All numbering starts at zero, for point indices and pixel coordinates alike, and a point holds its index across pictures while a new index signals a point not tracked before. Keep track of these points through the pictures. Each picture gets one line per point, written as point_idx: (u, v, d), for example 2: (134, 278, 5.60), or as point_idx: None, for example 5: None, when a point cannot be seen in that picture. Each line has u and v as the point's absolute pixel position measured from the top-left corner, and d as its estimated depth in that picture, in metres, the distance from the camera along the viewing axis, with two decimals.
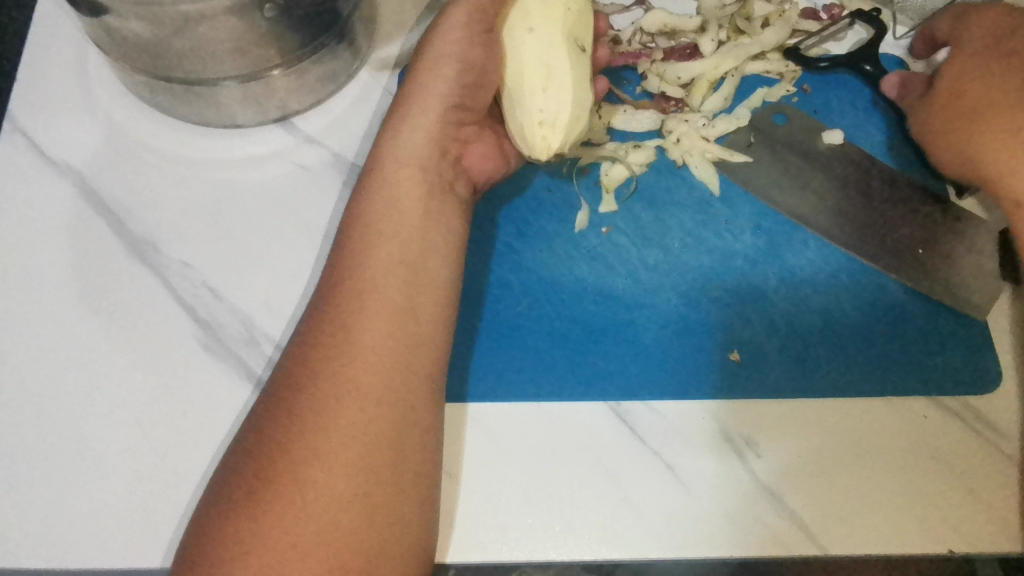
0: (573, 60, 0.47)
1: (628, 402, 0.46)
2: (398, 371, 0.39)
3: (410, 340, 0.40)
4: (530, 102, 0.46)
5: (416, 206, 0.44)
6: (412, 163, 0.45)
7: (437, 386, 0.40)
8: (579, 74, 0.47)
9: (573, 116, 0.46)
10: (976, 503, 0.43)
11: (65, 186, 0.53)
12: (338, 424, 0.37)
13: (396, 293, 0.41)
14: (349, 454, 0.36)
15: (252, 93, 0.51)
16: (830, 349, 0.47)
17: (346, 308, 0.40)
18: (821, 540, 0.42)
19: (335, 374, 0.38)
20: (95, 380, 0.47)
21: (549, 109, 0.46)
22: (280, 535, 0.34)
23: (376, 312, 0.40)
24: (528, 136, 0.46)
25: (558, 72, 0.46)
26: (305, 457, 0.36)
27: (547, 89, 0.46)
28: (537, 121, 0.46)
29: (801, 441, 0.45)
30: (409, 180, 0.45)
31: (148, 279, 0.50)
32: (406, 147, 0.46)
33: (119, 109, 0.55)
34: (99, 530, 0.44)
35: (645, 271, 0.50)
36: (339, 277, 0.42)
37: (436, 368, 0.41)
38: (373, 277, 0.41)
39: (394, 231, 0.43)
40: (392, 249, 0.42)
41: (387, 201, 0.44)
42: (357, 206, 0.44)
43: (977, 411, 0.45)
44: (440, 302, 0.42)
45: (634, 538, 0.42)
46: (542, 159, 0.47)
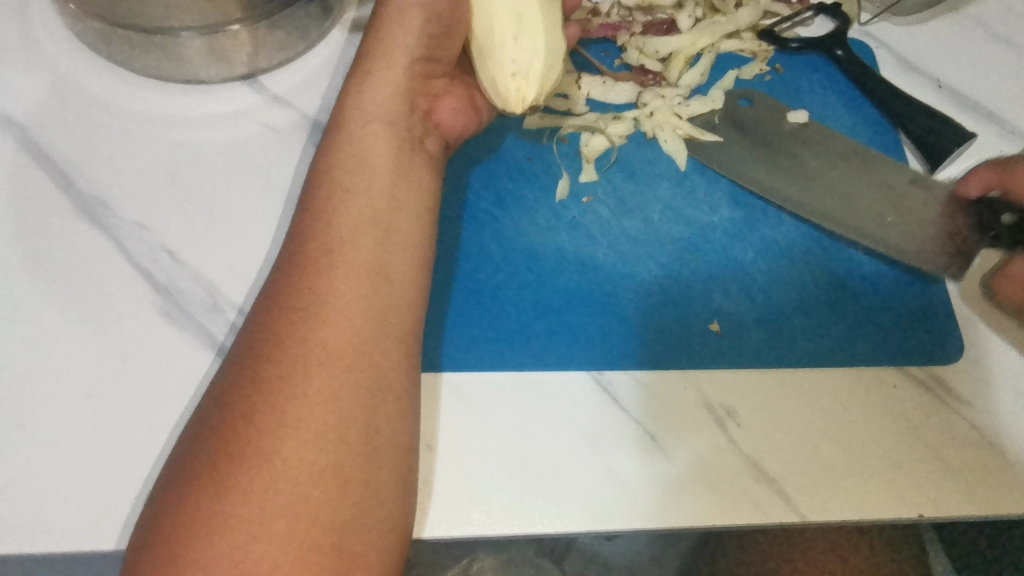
0: (544, 6, 0.44)
1: (610, 372, 0.45)
2: (370, 333, 0.36)
3: (382, 301, 0.37)
4: (502, 51, 0.44)
5: (387, 163, 0.42)
6: (382, 119, 0.43)
7: (410, 348, 0.38)
8: (551, 21, 0.45)
9: (547, 66, 0.44)
10: (945, 471, 0.42)
11: (6, 140, 0.49)
12: (308, 387, 0.34)
13: (366, 253, 0.38)
14: (318, 421, 0.33)
15: (217, 47, 0.48)
16: (808, 320, 0.47)
17: (313, 266, 0.37)
18: (799, 508, 0.41)
19: (304, 336, 0.35)
20: (38, 348, 0.44)
21: (522, 60, 0.44)
22: (247, 502, 0.31)
23: (346, 269, 0.37)
24: (501, 88, 0.44)
25: (529, 20, 0.44)
26: (274, 422, 0.33)
27: (519, 38, 0.44)
28: (510, 73, 0.44)
29: (777, 410, 0.44)
30: (378, 136, 0.43)
31: (101, 242, 0.47)
32: (376, 102, 0.44)
33: (68, 61, 0.52)
34: (39, 509, 0.40)
35: (626, 241, 0.48)
36: (306, 234, 0.39)
37: (409, 329, 0.38)
38: (343, 233, 0.39)
39: (364, 186, 0.41)
40: (360, 207, 0.40)
41: (355, 158, 0.42)
42: (324, 162, 0.42)
43: (943, 380, 0.45)
44: (413, 261, 0.40)
45: (613, 509, 0.40)
46: (517, 111, 0.45)
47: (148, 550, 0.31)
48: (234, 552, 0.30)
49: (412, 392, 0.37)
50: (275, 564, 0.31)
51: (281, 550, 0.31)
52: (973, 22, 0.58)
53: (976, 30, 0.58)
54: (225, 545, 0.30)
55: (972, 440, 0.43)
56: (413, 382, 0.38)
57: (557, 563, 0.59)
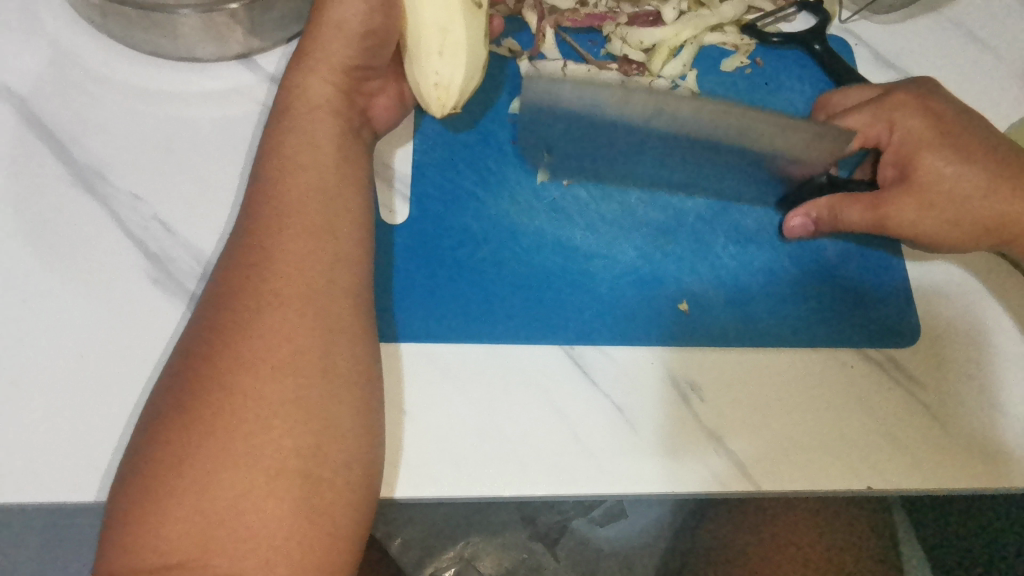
0: (472, 20, 0.43)
1: (582, 347, 0.47)
2: (324, 295, 0.39)
3: (336, 273, 0.40)
4: (425, 60, 0.42)
5: (335, 147, 0.44)
6: (326, 106, 0.45)
7: (363, 316, 0.40)
8: (477, 33, 0.43)
9: (468, 78, 0.43)
10: (893, 446, 0.45)
11: (4, 109, 0.50)
12: (272, 340, 0.36)
13: (318, 224, 0.40)
14: (282, 373, 0.36)
15: (212, 24, 0.49)
16: (773, 303, 0.49)
17: (268, 237, 0.39)
18: (754, 477, 0.44)
19: (260, 299, 0.37)
20: (32, 308, 0.45)
21: (445, 74, 0.42)
22: (225, 451, 0.33)
23: (301, 238, 0.40)
24: (421, 93, 0.43)
25: (454, 36, 0.42)
26: (237, 374, 0.35)
27: (444, 52, 0.42)
28: (433, 82, 0.43)
29: (740, 386, 0.46)
30: (322, 122, 0.44)
31: (95, 209, 0.48)
32: (319, 88, 0.45)
33: (67, 34, 0.53)
34: (30, 461, 0.42)
35: (602, 223, 0.50)
36: (275, 205, 0.41)
37: (362, 300, 0.41)
38: (294, 205, 0.41)
39: (311, 161, 0.43)
40: (310, 187, 0.42)
41: (303, 139, 0.43)
42: (275, 142, 0.43)
43: (898, 362, 0.48)
44: (357, 230, 0.42)
45: (579, 474, 0.43)
46: (436, 116, 0.44)
47: (127, 496, 0.33)
48: (205, 494, 0.33)
49: (369, 353, 0.40)
50: (246, 504, 0.33)
51: (249, 491, 0.33)
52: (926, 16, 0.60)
53: (952, 32, 0.60)
54: (199, 488, 0.33)
55: (920, 419, 0.46)
56: (371, 346, 0.40)
57: (550, 547, 0.66)
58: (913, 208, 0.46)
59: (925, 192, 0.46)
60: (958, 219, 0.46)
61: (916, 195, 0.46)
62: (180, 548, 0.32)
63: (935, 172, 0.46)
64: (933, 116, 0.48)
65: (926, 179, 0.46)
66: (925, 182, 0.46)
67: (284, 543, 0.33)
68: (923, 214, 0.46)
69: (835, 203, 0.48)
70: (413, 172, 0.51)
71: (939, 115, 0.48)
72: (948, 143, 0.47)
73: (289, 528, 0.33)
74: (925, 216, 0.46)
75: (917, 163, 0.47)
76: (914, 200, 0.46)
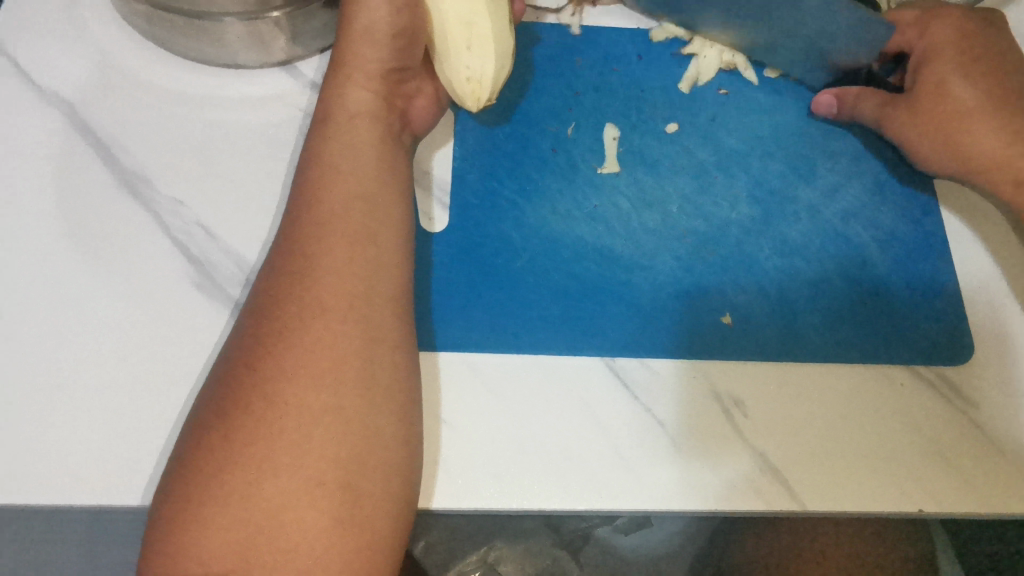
0: (494, 7, 0.42)
1: (622, 359, 0.46)
2: (361, 300, 0.38)
3: (377, 279, 0.40)
4: (454, 57, 0.43)
5: (373, 153, 0.44)
6: (365, 113, 0.45)
7: (403, 323, 0.40)
8: (503, 22, 0.43)
9: (500, 68, 0.43)
10: (945, 467, 0.44)
11: (54, 116, 0.52)
12: (309, 345, 0.36)
13: (356, 229, 0.40)
14: (320, 380, 0.36)
15: (256, 32, 0.49)
16: (818, 316, 0.48)
17: (305, 242, 0.40)
18: (799, 496, 0.43)
19: (298, 305, 0.38)
20: (78, 311, 0.46)
21: (475, 67, 0.43)
22: (269, 460, 0.34)
23: (343, 245, 0.40)
24: (457, 90, 0.44)
25: (479, 26, 0.42)
26: (276, 381, 0.35)
27: (471, 46, 0.42)
28: (465, 78, 0.43)
29: (784, 402, 0.45)
30: (364, 130, 0.44)
31: (139, 214, 0.49)
32: (358, 96, 0.45)
33: (113, 42, 0.54)
34: (76, 463, 0.42)
35: (643, 232, 0.49)
36: (317, 211, 0.41)
37: (401, 306, 0.40)
38: (335, 212, 0.41)
39: (352, 168, 0.43)
40: (352, 194, 0.42)
41: (341, 145, 0.43)
42: (313, 150, 0.44)
43: (950, 381, 0.46)
44: (398, 237, 0.42)
45: (619, 489, 0.42)
46: (475, 110, 0.45)
47: (171, 502, 0.34)
48: (245, 503, 0.33)
49: (406, 359, 0.39)
50: (286, 514, 0.33)
51: (289, 501, 0.33)
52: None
53: None
54: (240, 497, 0.33)
55: (973, 441, 0.44)
56: (410, 352, 0.40)
57: (573, 554, 0.57)
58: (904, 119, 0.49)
59: (921, 104, 0.48)
60: (949, 137, 0.47)
61: (908, 109, 0.49)
62: (222, 558, 0.32)
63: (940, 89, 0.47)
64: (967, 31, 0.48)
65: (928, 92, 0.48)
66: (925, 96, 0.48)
67: (324, 552, 0.33)
68: (914, 124, 0.48)
69: (859, 92, 0.51)
70: (452, 180, 0.50)
71: (972, 35, 0.48)
72: (967, 60, 0.47)
73: (328, 538, 0.33)
74: (917, 125, 0.48)
75: (928, 73, 0.48)
76: (906, 111, 0.49)
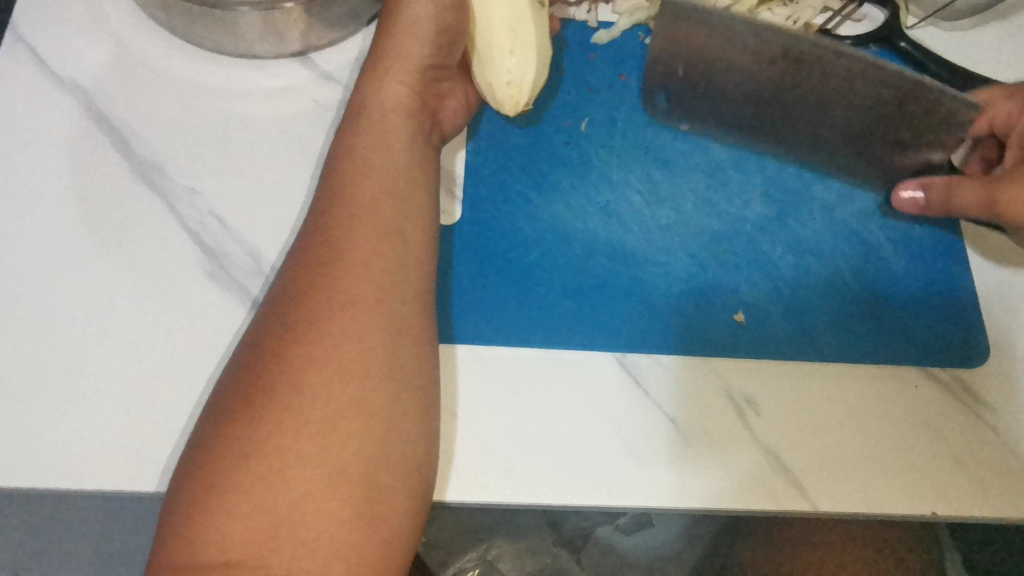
0: (536, 18, 0.45)
1: (634, 355, 0.46)
2: (389, 294, 0.38)
3: (401, 271, 0.40)
4: (497, 61, 0.45)
5: (402, 148, 0.44)
6: (397, 108, 0.45)
7: (425, 317, 0.40)
8: (543, 33, 0.46)
9: (538, 74, 0.45)
10: (960, 470, 0.44)
11: (70, 104, 0.52)
12: (333, 338, 0.36)
13: (386, 223, 0.40)
14: (343, 372, 0.36)
15: (272, 22, 0.49)
16: (831, 316, 0.48)
17: (332, 236, 0.40)
18: (811, 497, 0.43)
19: (326, 297, 0.37)
20: (92, 299, 0.46)
21: (517, 72, 0.45)
22: (287, 451, 0.34)
23: (368, 239, 0.40)
24: (495, 94, 0.46)
25: (524, 33, 0.44)
26: (301, 371, 0.35)
27: (515, 50, 0.44)
28: (506, 82, 0.45)
29: (797, 402, 0.45)
30: (394, 125, 0.44)
31: (154, 203, 0.49)
32: (394, 91, 0.45)
33: (129, 30, 0.54)
34: (89, 450, 0.42)
35: (657, 229, 0.49)
36: (343, 204, 0.41)
37: (423, 301, 0.40)
38: (363, 206, 0.41)
39: (382, 162, 0.43)
40: (381, 189, 0.42)
41: (373, 139, 0.43)
42: (342, 144, 0.43)
43: (965, 383, 0.46)
44: (424, 232, 0.42)
45: (631, 487, 0.42)
46: (511, 116, 0.46)
47: (189, 491, 0.34)
48: (267, 491, 0.33)
49: (430, 355, 0.39)
50: (308, 504, 0.33)
51: (311, 492, 0.33)
52: (1022, 30, 0.56)
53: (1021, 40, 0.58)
54: (261, 486, 0.33)
55: (989, 445, 0.44)
56: (430, 346, 0.40)
57: (574, 554, 0.57)
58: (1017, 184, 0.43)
59: None
60: None
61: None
62: (240, 547, 0.32)
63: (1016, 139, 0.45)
64: None
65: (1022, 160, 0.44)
66: None
67: (342, 544, 0.33)
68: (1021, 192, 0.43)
69: (949, 181, 0.45)
70: (467, 173, 0.50)
71: None
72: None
73: (348, 529, 0.33)
74: None
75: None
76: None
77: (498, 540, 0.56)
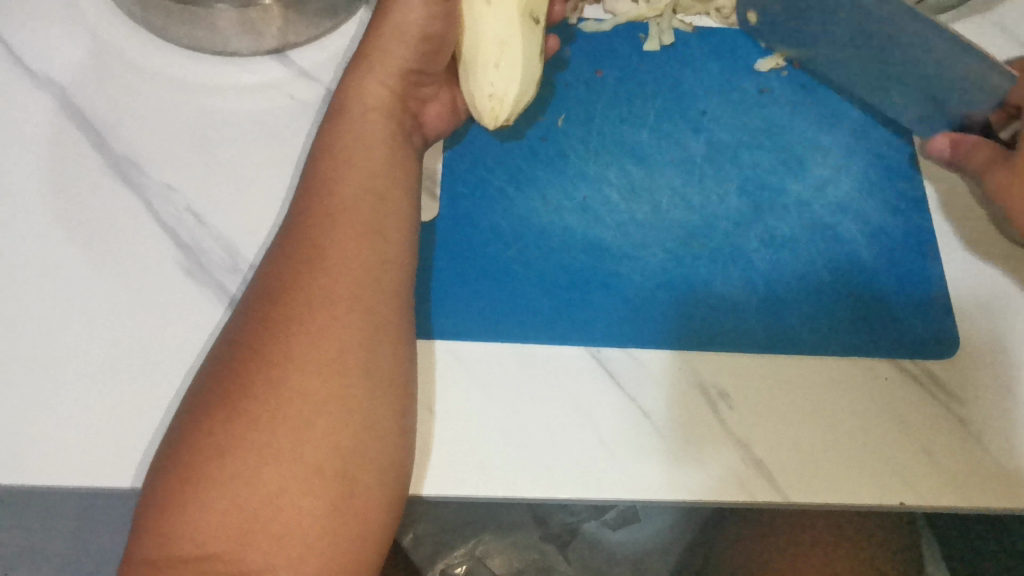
0: (529, 35, 0.44)
1: (610, 349, 0.46)
2: (367, 293, 0.39)
3: (378, 268, 0.40)
4: (481, 74, 0.43)
5: (384, 147, 0.44)
6: (381, 109, 0.45)
7: (402, 314, 0.40)
8: (535, 51, 0.44)
9: (524, 91, 0.44)
10: (929, 461, 0.44)
11: (46, 101, 0.51)
12: (306, 335, 0.36)
13: (365, 222, 0.41)
14: (321, 367, 0.36)
15: (249, 19, 0.50)
16: (804, 310, 0.48)
17: (311, 234, 0.40)
18: (783, 488, 0.43)
19: (298, 295, 0.38)
20: (67, 296, 0.46)
21: (500, 86, 0.43)
22: (258, 448, 0.34)
23: (343, 236, 0.40)
24: (476, 106, 0.44)
25: (512, 48, 0.43)
26: (276, 367, 0.36)
27: (500, 65, 0.43)
28: (487, 94, 0.43)
29: (772, 396, 0.46)
30: (377, 125, 0.44)
31: (130, 200, 0.49)
32: (375, 92, 0.45)
33: (106, 26, 0.54)
34: (64, 448, 0.42)
35: (634, 225, 0.50)
36: (319, 202, 0.41)
37: (401, 298, 0.40)
38: (339, 204, 0.41)
39: (362, 161, 0.43)
40: (359, 187, 0.42)
41: (354, 138, 0.43)
42: (323, 143, 0.44)
43: (935, 376, 0.47)
44: (405, 230, 0.42)
45: (604, 481, 0.42)
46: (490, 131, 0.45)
47: (162, 487, 0.34)
48: (239, 486, 0.33)
49: (407, 354, 0.40)
50: (278, 500, 0.33)
51: (284, 490, 0.33)
52: (996, 26, 0.57)
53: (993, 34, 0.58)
54: (229, 481, 0.33)
55: (958, 437, 0.45)
56: (406, 343, 0.40)
57: (562, 550, 0.61)
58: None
59: None
60: None
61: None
62: (211, 542, 0.32)
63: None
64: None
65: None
66: None
67: (315, 539, 0.33)
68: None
69: (976, 143, 0.45)
70: (444, 169, 0.51)
71: None
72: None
73: (321, 524, 0.33)
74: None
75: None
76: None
77: (484, 538, 0.60)
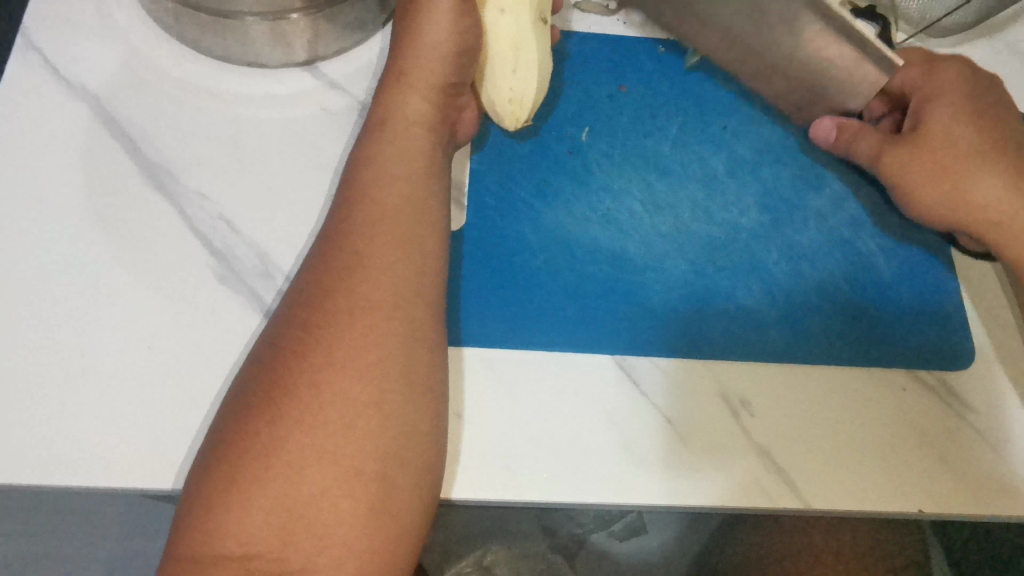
0: (539, 33, 0.47)
1: (633, 357, 0.47)
2: (403, 301, 0.40)
3: (416, 277, 0.41)
4: (500, 78, 0.48)
5: (421, 159, 0.45)
6: (421, 123, 0.46)
7: (437, 323, 0.41)
8: (546, 47, 0.48)
9: (539, 91, 0.49)
10: (945, 470, 0.45)
11: (82, 109, 0.53)
12: (348, 342, 0.37)
13: (405, 232, 0.42)
14: (363, 372, 0.37)
15: (278, 31, 0.51)
16: (824, 321, 0.49)
17: (351, 243, 0.41)
18: (803, 494, 0.44)
19: (339, 303, 0.39)
20: (104, 299, 0.47)
21: (518, 89, 0.48)
22: (304, 449, 0.35)
23: (385, 247, 0.41)
24: (498, 108, 0.49)
25: (526, 52, 0.47)
26: (321, 372, 0.37)
27: (517, 69, 0.47)
28: (507, 98, 0.49)
29: (793, 404, 0.47)
30: (414, 137, 0.45)
31: (165, 207, 0.50)
32: (417, 107, 0.46)
33: (141, 37, 0.55)
34: (101, 448, 0.43)
35: (657, 237, 0.51)
36: (360, 212, 0.42)
37: (437, 308, 0.41)
38: (378, 214, 0.42)
39: (401, 173, 0.44)
40: (397, 198, 0.43)
41: (394, 149, 0.45)
42: (361, 155, 0.45)
43: (950, 386, 0.48)
44: (441, 241, 0.43)
45: (629, 486, 0.44)
46: (512, 128, 0.50)
47: (208, 486, 0.35)
48: (285, 487, 0.34)
49: (442, 361, 0.41)
50: (323, 501, 0.34)
51: (329, 491, 0.35)
52: (1008, 47, 0.58)
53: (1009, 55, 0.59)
54: (280, 483, 0.34)
55: (974, 447, 0.46)
56: (441, 351, 0.41)
57: (568, 559, 0.64)
58: (907, 152, 0.49)
59: (921, 140, 0.48)
60: (951, 176, 0.47)
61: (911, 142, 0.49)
62: (259, 539, 0.34)
63: (925, 117, 0.49)
64: (964, 78, 0.50)
65: (934, 135, 0.48)
66: (931, 132, 0.48)
67: (357, 539, 0.34)
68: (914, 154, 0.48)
69: (858, 130, 0.51)
70: (472, 181, 0.52)
71: (974, 82, 0.50)
72: (965, 109, 0.48)
73: (363, 526, 0.35)
74: (918, 162, 0.48)
75: (928, 114, 0.49)
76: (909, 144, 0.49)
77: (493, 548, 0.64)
